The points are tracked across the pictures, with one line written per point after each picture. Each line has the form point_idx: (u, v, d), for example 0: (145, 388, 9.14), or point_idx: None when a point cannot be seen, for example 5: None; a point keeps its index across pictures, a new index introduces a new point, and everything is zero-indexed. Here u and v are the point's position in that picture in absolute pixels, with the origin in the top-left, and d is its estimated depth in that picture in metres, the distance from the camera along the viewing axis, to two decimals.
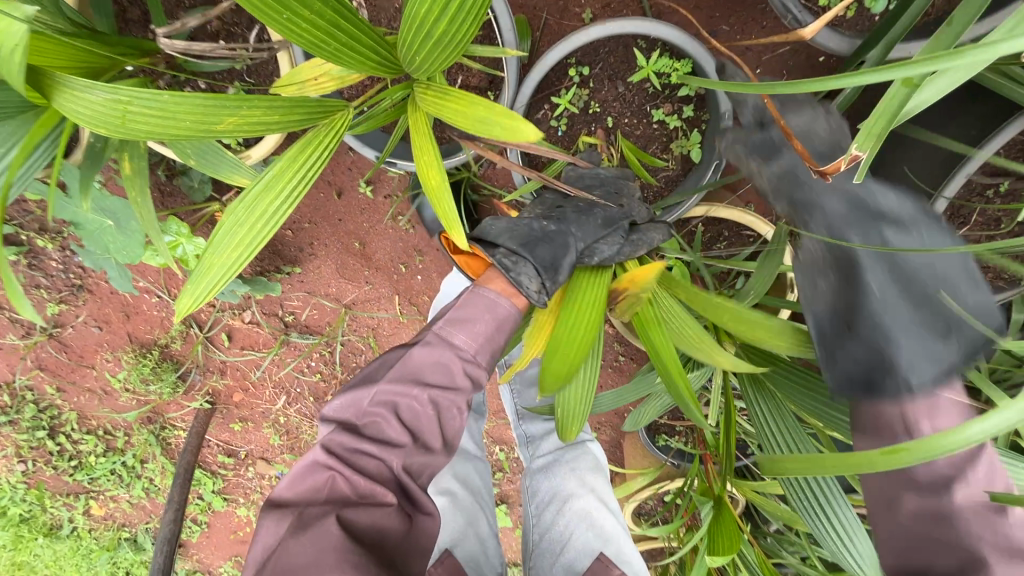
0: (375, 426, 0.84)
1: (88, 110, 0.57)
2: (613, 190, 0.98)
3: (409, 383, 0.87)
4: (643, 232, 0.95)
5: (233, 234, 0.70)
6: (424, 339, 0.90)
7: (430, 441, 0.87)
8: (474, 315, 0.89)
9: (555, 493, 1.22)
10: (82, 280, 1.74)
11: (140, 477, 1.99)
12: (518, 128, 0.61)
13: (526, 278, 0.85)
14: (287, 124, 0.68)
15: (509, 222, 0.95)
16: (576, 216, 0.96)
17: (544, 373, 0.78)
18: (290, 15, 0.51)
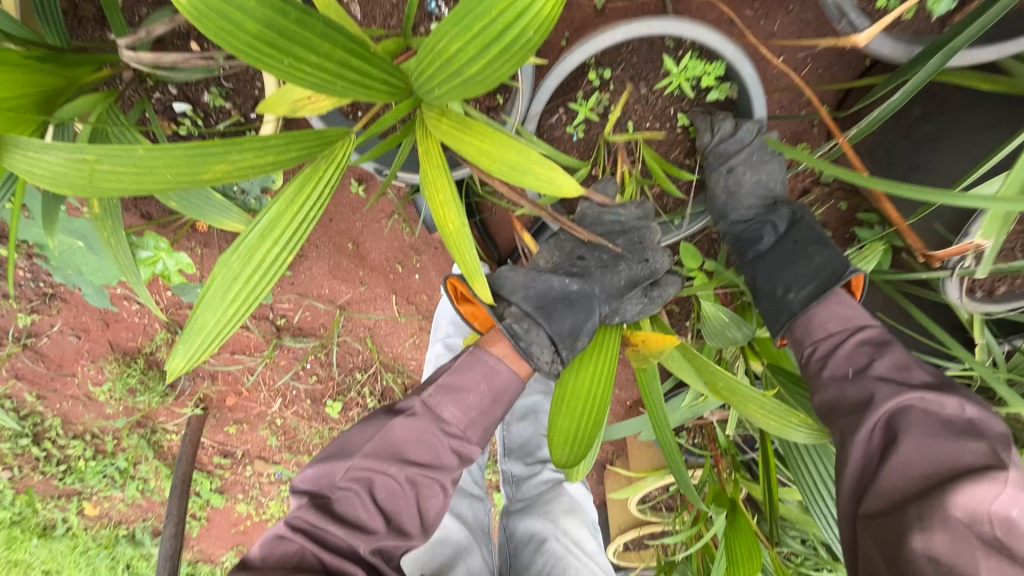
0: (347, 503, 0.80)
1: (43, 168, 0.48)
2: (637, 242, 0.91)
3: (387, 459, 0.82)
4: (663, 288, 0.92)
5: (227, 288, 0.62)
6: (408, 410, 0.85)
7: (405, 523, 0.82)
8: (468, 384, 0.86)
9: (533, 534, 1.18)
10: (53, 288, 1.62)
11: (134, 479, 1.93)
12: (552, 178, 0.58)
13: (538, 349, 0.83)
14: (283, 165, 0.59)
15: (526, 276, 0.90)
16: (600, 273, 0.91)
17: (552, 433, 0.76)
18: (293, 58, 0.46)
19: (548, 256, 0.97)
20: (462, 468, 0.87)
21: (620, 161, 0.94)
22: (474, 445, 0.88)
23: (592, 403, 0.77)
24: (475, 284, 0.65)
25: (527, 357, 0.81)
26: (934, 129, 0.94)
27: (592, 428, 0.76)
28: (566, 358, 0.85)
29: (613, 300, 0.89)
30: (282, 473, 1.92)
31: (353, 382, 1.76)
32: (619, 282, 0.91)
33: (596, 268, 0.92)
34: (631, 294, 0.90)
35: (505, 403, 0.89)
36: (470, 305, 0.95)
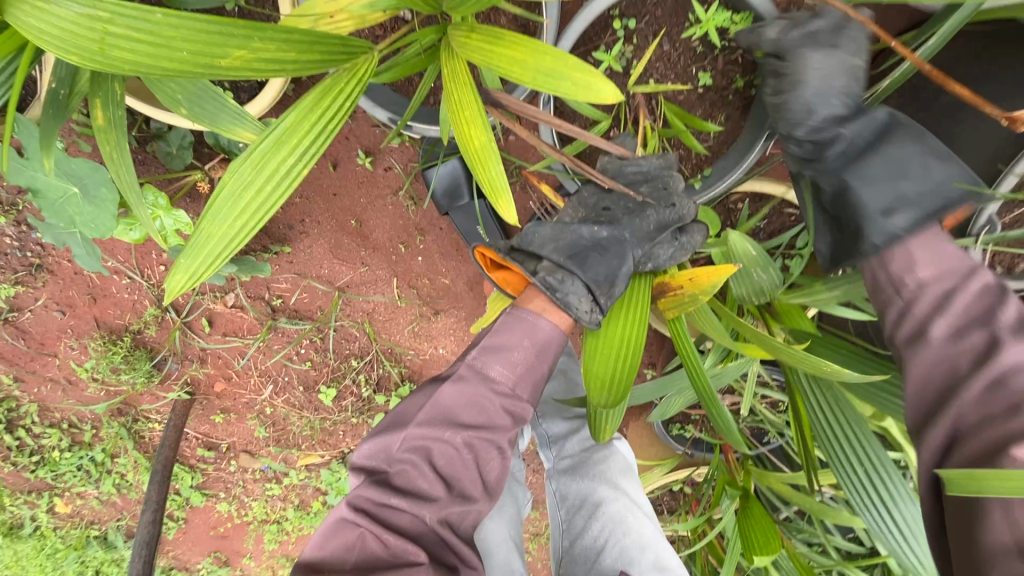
0: (406, 476, 0.78)
1: (51, 25, 0.44)
2: (662, 188, 0.88)
3: (441, 426, 0.79)
4: (690, 233, 0.88)
5: (237, 199, 0.58)
6: (456, 373, 0.82)
7: (467, 488, 0.80)
8: (511, 342, 0.82)
9: (586, 497, 1.14)
10: (41, 259, 1.56)
11: (110, 473, 1.83)
12: (591, 86, 0.55)
13: (575, 299, 0.80)
14: (304, 67, 0.55)
15: (555, 229, 0.88)
16: (628, 219, 0.89)
17: (588, 379, 0.75)
18: None
19: (574, 213, 0.95)
20: (516, 429, 0.83)
21: (642, 116, 0.92)
22: (525, 404, 0.83)
23: (623, 344, 0.76)
24: (500, 206, 0.61)
25: (564, 306, 0.79)
26: None
27: (626, 371, 0.74)
28: (606, 306, 0.82)
29: (644, 244, 0.86)
30: (268, 468, 1.84)
31: (349, 370, 1.71)
32: (648, 227, 0.88)
33: (624, 215, 0.90)
34: (662, 238, 0.86)
35: (549, 358, 0.84)
36: (502, 271, 0.90)
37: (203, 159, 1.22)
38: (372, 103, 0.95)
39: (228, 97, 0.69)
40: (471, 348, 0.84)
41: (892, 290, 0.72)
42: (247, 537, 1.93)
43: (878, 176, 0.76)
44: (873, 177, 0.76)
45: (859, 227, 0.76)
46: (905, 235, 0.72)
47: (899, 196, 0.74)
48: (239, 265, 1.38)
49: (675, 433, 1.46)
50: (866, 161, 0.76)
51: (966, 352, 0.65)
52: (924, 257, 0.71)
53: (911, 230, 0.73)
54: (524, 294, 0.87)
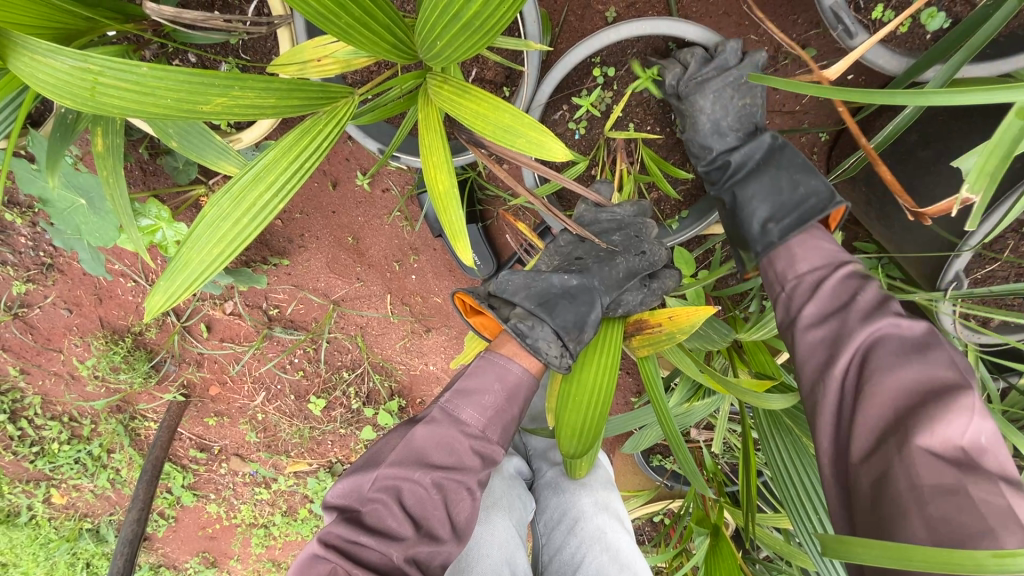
0: (376, 515, 0.77)
1: (49, 76, 0.49)
2: (633, 235, 0.91)
3: (412, 465, 0.80)
4: (661, 279, 0.93)
5: (213, 232, 0.63)
6: (429, 416, 0.84)
7: (436, 528, 0.79)
8: (481, 386, 0.85)
9: (565, 512, 1.12)
10: (52, 259, 1.63)
11: (105, 468, 1.88)
12: (545, 143, 0.59)
13: (544, 343, 0.81)
14: (283, 111, 0.60)
15: (528, 277, 0.88)
16: (599, 267, 0.89)
17: (558, 428, 0.79)
18: None
19: (549, 261, 0.96)
20: (487, 471, 0.84)
21: (619, 159, 0.96)
22: (495, 444, 0.85)
23: (594, 391, 0.80)
24: (459, 247, 0.65)
25: (534, 352, 0.80)
26: (929, 154, 0.95)
27: (597, 418, 0.79)
28: (575, 351, 0.82)
29: (614, 292, 0.88)
30: (257, 472, 1.87)
31: (340, 381, 1.74)
32: (618, 274, 0.90)
33: (595, 262, 0.91)
34: (631, 284, 0.90)
35: (520, 401, 0.87)
36: (480, 316, 0.93)
37: (208, 174, 1.28)
38: (363, 133, 0.99)
39: (214, 134, 0.76)
40: (444, 390, 0.87)
41: (776, 288, 0.80)
42: (233, 539, 1.96)
43: (759, 190, 0.86)
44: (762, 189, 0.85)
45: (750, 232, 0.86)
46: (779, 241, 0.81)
47: (765, 201, 0.85)
48: (236, 276, 1.43)
49: (654, 464, 1.46)
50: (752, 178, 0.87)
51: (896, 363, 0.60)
52: (803, 256, 0.78)
53: (794, 226, 0.80)
54: (498, 339, 0.91)
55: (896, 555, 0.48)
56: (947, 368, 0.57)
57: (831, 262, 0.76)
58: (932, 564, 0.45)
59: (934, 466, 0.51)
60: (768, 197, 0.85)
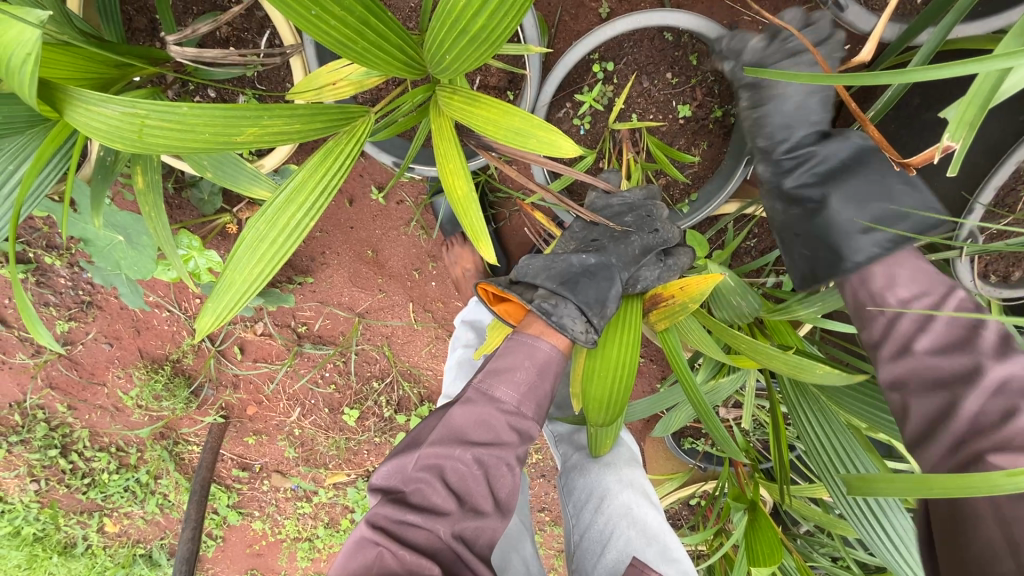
0: (421, 494, 0.81)
1: (101, 123, 0.54)
2: (644, 216, 0.93)
3: (452, 444, 0.84)
4: (676, 256, 0.93)
5: (251, 243, 0.67)
6: (464, 397, 0.87)
7: (479, 503, 0.83)
8: (513, 363, 0.88)
9: (592, 491, 1.14)
10: (90, 297, 1.71)
11: (154, 493, 1.95)
12: (554, 143, 0.62)
13: (570, 321, 0.83)
14: (309, 134, 0.64)
15: (545, 260, 0.92)
16: (614, 245, 0.92)
17: (588, 402, 0.82)
18: (319, 12, 0.51)
19: (565, 246, 0.98)
20: (524, 446, 0.88)
21: (625, 149, 0.99)
22: (530, 420, 0.88)
23: (620, 365, 0.82)
24: (482, 247, 0.69)
25: (560, 328, 0.82)
26: (931, 116, 0.97)
27: (624, 392, 0.81)
28: (599, 327, 0.84)
29: (631, 267, 0.89)
30: (299, 486, 1.93)
31: (371, 392, 1.80)
32: (634, 252, 0.91)
33: (610, 242, 0.93)
34: (647, 260, 0.90)
35: (551, 376, 0.90)
36: (503, 303, 0.95)
37: (232, 202, 1.34)
38: (379, 149, 1.04)
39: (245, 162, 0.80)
40: (476, 373, 0.91)
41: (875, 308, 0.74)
42: (281, 553, 2.02)
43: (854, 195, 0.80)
44: (851, 196, 0.80)
45: (838, 241, 0.79)
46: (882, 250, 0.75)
47: (860, 205, 0.79)
48: (264, 298, 1.49)
49: (687, 446, 1.48)
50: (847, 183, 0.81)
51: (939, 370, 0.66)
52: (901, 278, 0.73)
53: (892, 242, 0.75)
54: (524, 322, 0.93)
55: (916, 486, 0.53)
56: None
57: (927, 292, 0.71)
58: (946, 492, 0.51)
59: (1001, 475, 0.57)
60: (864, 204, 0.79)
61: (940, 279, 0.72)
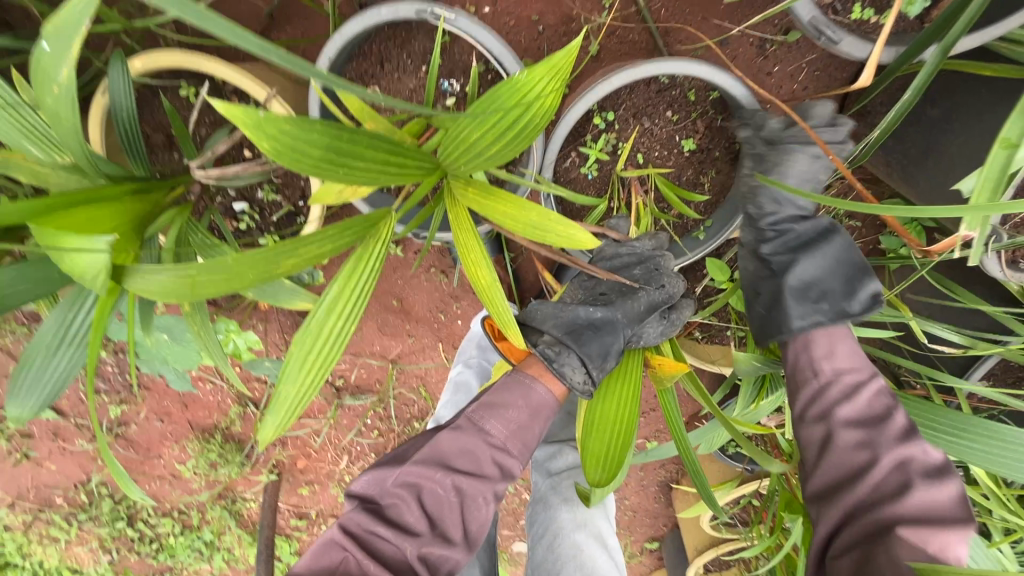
0: (395, 510, 0.80)
1: (156, 284, 0.59)
2: (651, 269, 0.94)
3: (434, 467, 0.82)
4: (678, 311, 0.95)
5: (301, 362, 0.71)
6: (454, 423, 0.86)
7: (449, 530, 0.82)
8: (507, 400, 0.86)
9: (547, 526, 1.16)
10: (138, 379, 1.79)
11: (220, 550, 2.03)
12: (572, 234, 0.64)
13: (570, 370, 0.85)
14: (338, 249, 0.68)
15: (554, 307, 0.94)
16: (621, 300, 0.94)
17: (583, 455, 0.76)
18: (348, 169, 0.54)
19: (572, 295, 1.02)
20: (504, 482, 0.86)
21: (635, 192, 1.01)
22: (514, 458, 0.86)
23: (620, 419, 0.78)
24: (513, 334, 0.72)
25: (560, 378, 0.84)
26: (938, 113, 0.97)
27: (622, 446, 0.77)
28: (599, 378, 0.86)
29: (633, 325, 0.91)
30: None
31: (413, 432, 1.84)
32: (639, 308, 0.93)
33: (617, 297, 0.96)
34: (651, 318, 0.92)
35: (543, 420, 0.88)
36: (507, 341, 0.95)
37: None
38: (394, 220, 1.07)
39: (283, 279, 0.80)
40: (471, 401, 0.89)
41: (811, 372, 0.90)
42: None
43: (810, 274, 0.94)
44: (807, 275, 0.94)
45: (786, 306, 0.93)
46: (825, 321, 0.91)
47: (812, 280, 0.94)
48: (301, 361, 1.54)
49: (732, 452, 1.50)
50: (805, 263, 0.94)
51: (856, 440, 0.83)
52: (841, 351, 0.90)
53: (832, 317, 0.91)
54: (524, 361, 0.93)
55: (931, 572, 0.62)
56: (956, 500, 0.73)
57: (853, 366, 0.89)
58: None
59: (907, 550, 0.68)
60: (817, 281, 0.94)
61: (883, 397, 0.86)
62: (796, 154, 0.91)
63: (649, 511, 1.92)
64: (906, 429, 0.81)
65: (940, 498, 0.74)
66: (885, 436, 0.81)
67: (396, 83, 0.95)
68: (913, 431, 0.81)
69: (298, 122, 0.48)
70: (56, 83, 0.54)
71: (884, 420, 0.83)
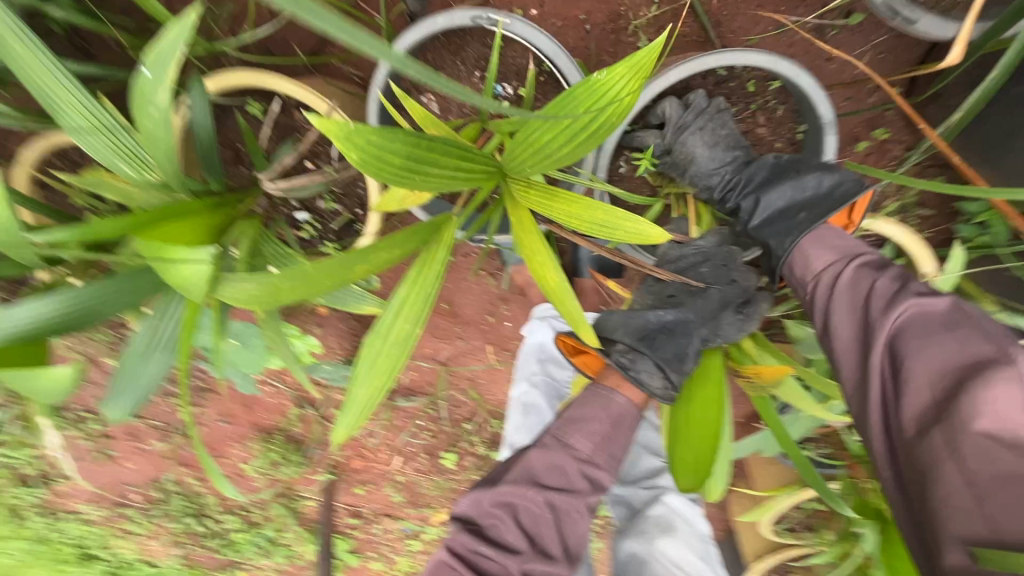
0: (495, 529, 0.85)
1: (242, 292, 0.62)
2: (721, 264, 0.89)
3: (526, 485, 0.85)
4: (756, 303, 0.88)
5: (373, 364, 0.73)
6: (540, 440, 0.88)
7: (549, 546, 0.85)
8: (588, 414, 0.86)
9: (633, 554, 1.09)
10: (205, 382, 1.90)
11: (281, 545, 2.10)
12: (644, 233, 0.64)
13: (647, 377, 0.81)
14: (407, 254, 0.70)
15: (623, 314, 0.89)
16: (692, 300, 0.88)
17: (672, 463, 0.72)
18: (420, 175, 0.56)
19: (641, 300, 0.96)
20: (597, 494, 0.87)
21: (693, 189, 1.00)
22: (603, 470, 0.87)
23: (710, 426, 0.72)
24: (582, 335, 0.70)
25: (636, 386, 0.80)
26: (1022, 89, 0.90)
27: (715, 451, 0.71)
28: (678, 382, 0.81)
29: (709, 323, 0.85)
30: (409, 527, 2.01)
31: (463, 433, 1.87)
32: (712, 306, 0.87)
33: (688, 297, 0.90)
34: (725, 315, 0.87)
35: (628, 428, 0.87)
36: (582, 355, 0.92)
37: None
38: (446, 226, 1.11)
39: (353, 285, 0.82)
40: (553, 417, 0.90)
41: (808, 281, 0.85)
42: None
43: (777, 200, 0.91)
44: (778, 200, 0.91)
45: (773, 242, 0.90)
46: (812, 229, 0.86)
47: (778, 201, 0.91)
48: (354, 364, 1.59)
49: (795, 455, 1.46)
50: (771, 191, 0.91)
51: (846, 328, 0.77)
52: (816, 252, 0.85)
53: (821, 218, 0.86)
54: (600, 373, 0.91)
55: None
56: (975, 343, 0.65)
57: (842, 254, 0.83)
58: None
59: (985, 453, 0.59)
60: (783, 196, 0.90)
61: (868, 269, 0.79)
62: (690, 138, 0.94)
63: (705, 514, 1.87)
64: (896, 295, 0.73)
65: (973, 353, 0.65)
66: (873, 318, 0.73)
67: (450, 90, 0.97)
68: (896, 293, 0.73)
69: (383, 132, 0.50)
70: (153, 106, 0.60)
71: (869, 295, 0.76)
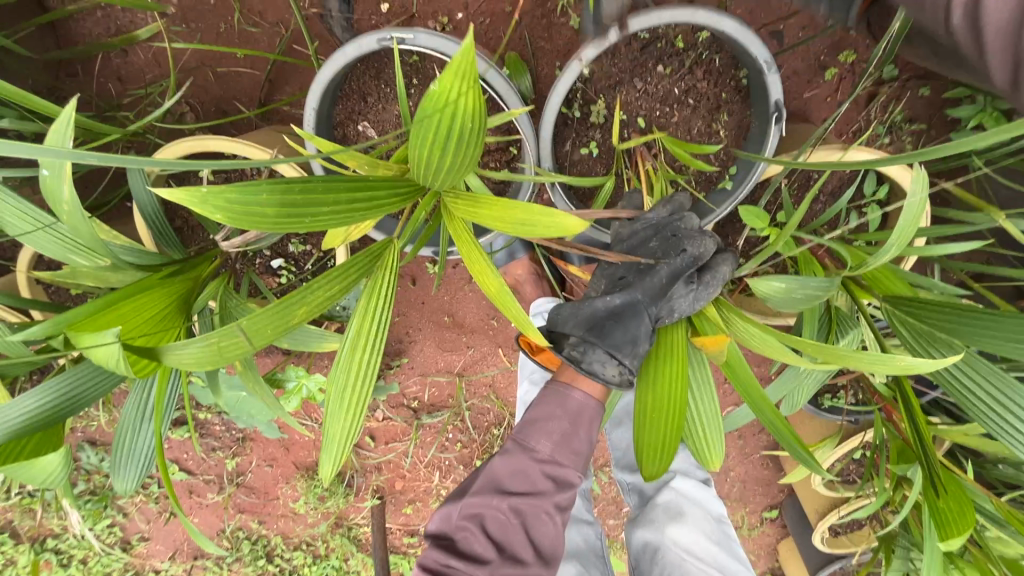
0: (465, 540, 0.88)
1: (184, 358, 0.64)
2: (669, 236, 0.88)
3: (491, 493, 0.88)
4: (714, 269, 0.85)
5: (341, 401, 0.74)
6: (503, 447, 0.89)
7: (519, 552, 0.88)
8: (547, 413, 0.87)
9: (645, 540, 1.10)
10: (243, 432, 1.99)
11: (350, 573, 2.11)
12: (562, 222, 0.62)
13: (599, 366, 0.82)
14: (348, 286, 0.71)
15: (572, 305, 0.87)
16: (640, 278, 0.85)
17: (639, 448, 0.74)
18: (310, 217, 0.58)
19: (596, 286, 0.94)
20: (564, 494, 0.89)
21: (643, 160, 0.99)
22: (567, 469, 0.88)
23: (671, 407, 0.74)
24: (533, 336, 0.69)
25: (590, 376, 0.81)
26: None
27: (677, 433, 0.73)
28: (634, 367, 0.81)
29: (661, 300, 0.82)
30: None
31: (494, 438, 1.87)
32: (662, 281, 0.84)
33: (637, 277, 0.87)
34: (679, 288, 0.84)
35: (588, 424, 0.87)
36: (542, 353, 0.95)
37: None
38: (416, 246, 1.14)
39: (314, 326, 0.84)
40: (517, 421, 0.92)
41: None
42: None
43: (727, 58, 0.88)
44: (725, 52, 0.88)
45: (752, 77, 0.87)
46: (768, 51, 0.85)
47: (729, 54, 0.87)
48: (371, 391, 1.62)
49: (828, 406, 1.39)
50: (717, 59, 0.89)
51: None
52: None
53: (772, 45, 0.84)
54: (561, 367, 0.91)
55: None
56: None
57: None
58: None
59: None
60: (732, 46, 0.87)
61: None
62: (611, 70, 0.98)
63: (758, 479, 1.79)
64: None
65: None
66: None
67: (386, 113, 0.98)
68: None
69: (238, 187, 0.53)
70: (65, 202, 0.63)
71: None
